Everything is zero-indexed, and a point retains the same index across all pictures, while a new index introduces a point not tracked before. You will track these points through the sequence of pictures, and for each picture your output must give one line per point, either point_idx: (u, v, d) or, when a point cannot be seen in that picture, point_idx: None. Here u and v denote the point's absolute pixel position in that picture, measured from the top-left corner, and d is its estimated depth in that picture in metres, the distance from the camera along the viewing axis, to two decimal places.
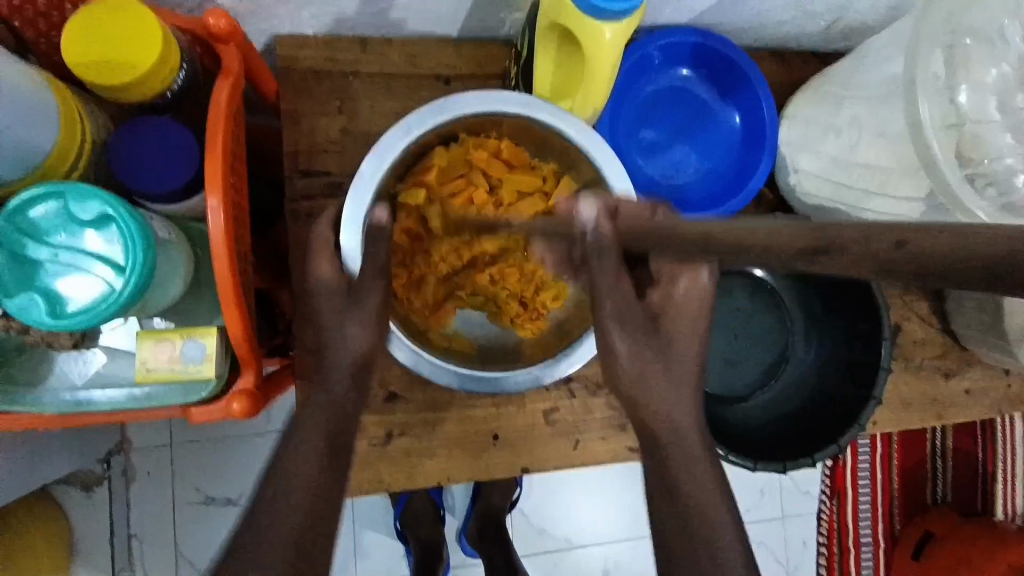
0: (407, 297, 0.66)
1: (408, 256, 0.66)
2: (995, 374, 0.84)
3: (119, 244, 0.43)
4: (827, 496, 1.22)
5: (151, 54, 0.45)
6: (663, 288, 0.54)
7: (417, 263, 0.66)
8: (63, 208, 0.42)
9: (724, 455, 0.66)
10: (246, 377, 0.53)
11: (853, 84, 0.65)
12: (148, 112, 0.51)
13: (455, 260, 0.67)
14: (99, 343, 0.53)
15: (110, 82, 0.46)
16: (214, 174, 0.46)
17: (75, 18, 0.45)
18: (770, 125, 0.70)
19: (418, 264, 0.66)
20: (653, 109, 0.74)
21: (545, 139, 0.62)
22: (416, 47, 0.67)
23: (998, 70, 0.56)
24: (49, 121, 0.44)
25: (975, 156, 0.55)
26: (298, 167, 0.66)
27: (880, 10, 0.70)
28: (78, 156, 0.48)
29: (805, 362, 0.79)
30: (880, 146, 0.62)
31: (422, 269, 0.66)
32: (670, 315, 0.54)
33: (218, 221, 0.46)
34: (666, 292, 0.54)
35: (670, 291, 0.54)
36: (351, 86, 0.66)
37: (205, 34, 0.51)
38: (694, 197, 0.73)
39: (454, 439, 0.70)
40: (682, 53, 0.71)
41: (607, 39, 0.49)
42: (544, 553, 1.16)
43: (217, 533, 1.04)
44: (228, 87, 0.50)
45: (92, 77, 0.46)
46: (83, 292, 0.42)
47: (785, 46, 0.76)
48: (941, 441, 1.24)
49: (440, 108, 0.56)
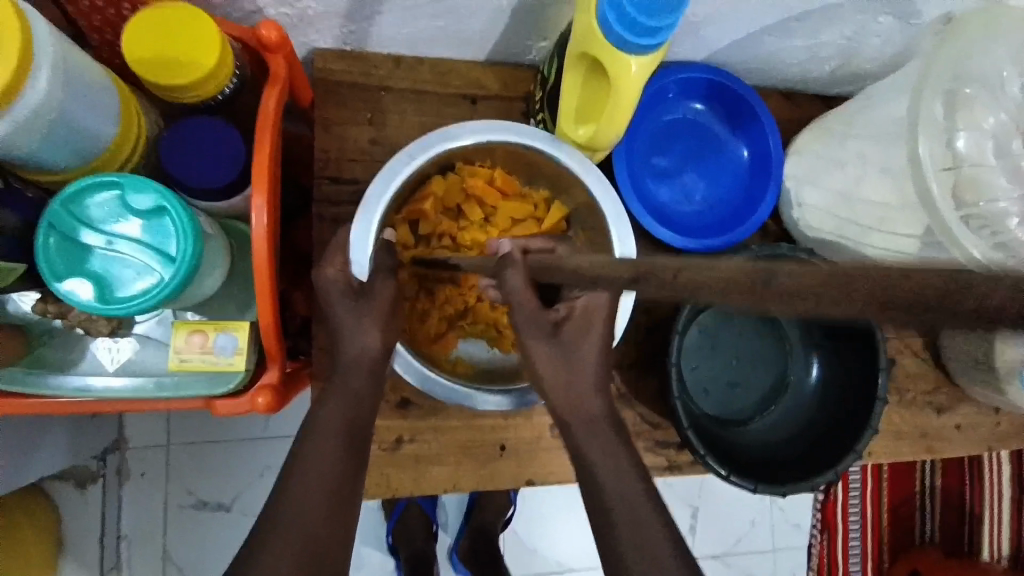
0: (412, 329, 0.68)
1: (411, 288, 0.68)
2: (985, 412, 0.86)
3: (170, 236, 0.45)
4: (818, 530, 1.23)
5: (209, 56, 0.48)
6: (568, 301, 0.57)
7: (420, 298, 0.69)
8: (120, 199, 0.45)
9: (724, 475, 0.67)
10: (270, 372, 0.54)
11: (858, 123, 0.69)
12: (195, 111, 0.54)
13: (451, 293, 0.69)
14: (133, 332, 0.55)
15: (159, 80, 0.49)
16: (261, 177, 0.49)
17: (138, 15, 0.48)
18: (777, 158, 0.74)
19: (418, 298, 0.68)
20: (666, 138, 0.77)
21: (543, 170, 0.67)
22: (446, 67, 0.71)
23: (997, 118, 0.60)
24: (109, 116, 0.48)
25: (969, 199, 0.59)
26: (327, 173, 0.68)
27: (882, 58, 0.75)
28: (131, 151, 0.51)
29: (804, 388, 0.81)
30: (882, 181, 0.66)
31: (426, 304, 0.69)
32: (573, 322, 0.56)
33: (261, 221, 0.48)
34: (570, 308, 0.57)
35: (573, 304, 0.56)
36: (382, 99, 0.69)
37: (256, 44, 0.54)
38: (702, 223, 0.76)
39: (461, 447, 0.72)
40: (697, 88, 0.75)
41: (634, 71, 0.53)
42: (535, 574, 1.15)
43: (206, 538, 1.02)
44: (275, 93, 0.53)
45: (143, 71, 0.48)
46: (133, 280, 0.45)
47: (792, 86, 0.80)
48: (929, 479, 1.26)
49: (448, 135, 0.61)
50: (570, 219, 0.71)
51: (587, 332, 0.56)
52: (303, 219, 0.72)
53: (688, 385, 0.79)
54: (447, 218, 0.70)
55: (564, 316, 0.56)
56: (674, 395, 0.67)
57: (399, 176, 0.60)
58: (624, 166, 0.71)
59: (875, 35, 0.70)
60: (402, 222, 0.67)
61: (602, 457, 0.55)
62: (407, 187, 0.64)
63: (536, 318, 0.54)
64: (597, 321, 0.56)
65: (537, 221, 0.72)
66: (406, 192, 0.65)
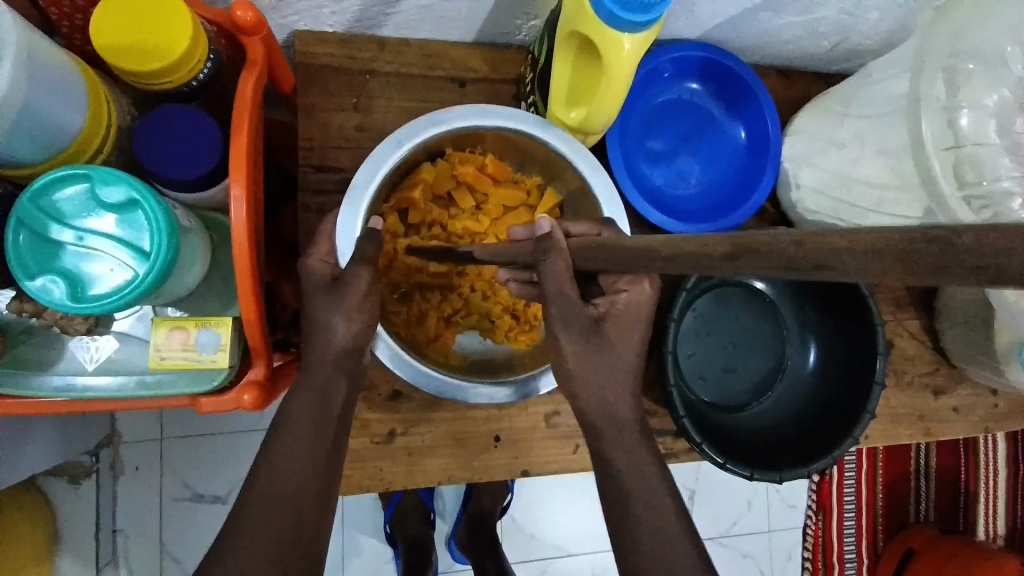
0: (410, 331, 0.67)
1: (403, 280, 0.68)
2: (981, 393, 0.85)
3: (144, 231, 0.43)
4: (813, 511, 1.23)
5: (180, 40, 0.46)
6: (607, 295, 0.55)
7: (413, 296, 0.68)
8: (91, 192, 0.43)
9: (721, 463, 0.66)
10: (256, 368, 0.53)
11: (856, 101, 0.68)
12: (169, 99, 0.51)
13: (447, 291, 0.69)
14: (111, 329, 0.54)
15: (124, 64, 0.46)
16: (238, 167, 0.47)
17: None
18: (773, 139, 0.72)
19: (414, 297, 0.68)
20: (659, 120, 0.75)
21: (533, 155, 0.65)
22: (433, 48, 0.68)
23: (998, 94, 0.57)
24: (77, 103, 0.46)
25: (970, 177, 0.57)
26: (312, 161, 0.66)
27: (882, 34, 0.73)
28: (104, 140, 0.49)
29: (802, 372, 0.80)
30: (877, 163, 0.65)
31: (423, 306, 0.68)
32: (613, 318, 0.54)
33: (240, 213, 0.47)
34: (610, 302, 0.55)
35: (613, 298, 0.55)
36: (367, 84, 0.67)
37: (231, 26, 0.52)
38: (697, 206, 0.75)
39: (454, 440, 0.71)
40: (693, 67, 0.72)
41: (626, 50, 0.51)
42: (532, 559, 1.15)
43: (201, 531, 1.01)
44: (252, 79, 0.51)
45: (104, 52, 0.46)
46: (108, 277, 0.43)
47: (789, 65, 0.78)
48: (924, 459, 1.26)
49: (432, 121, 0.59)
50: (563, 205, 0.70)
51: (596, 332, 0.53)
52: (288, 208, 0.70)
53: (684, 372, 0.78)
54: (438, 206, 0.68)
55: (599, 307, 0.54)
56: (670, 383, 0.66)
57: (384, 164, 0.59)
58: (617, 149, 0.69)
59: (875, 10, 0.68)
60: (391, 211, 0.65)
61: (597, 449, 0.54)
62: (393, 175, 0.62)
63: (578, 315, 0.52)
64: (592, 312, 0.55)
65: (530, 208, 0.70)
66: (393, 179, 0.63)
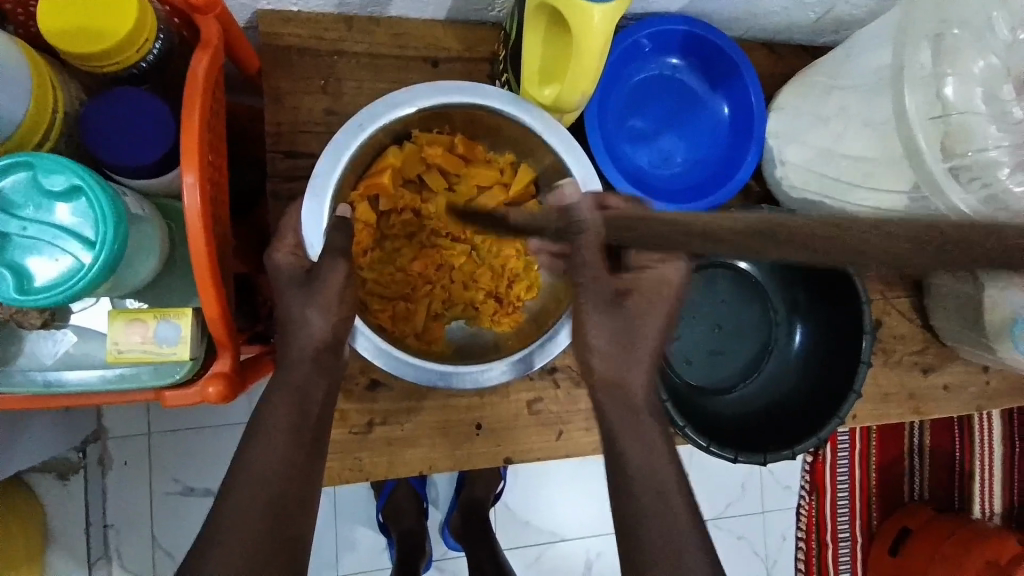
0: (395, 329, 0.65)
1: (383, 271, 0.65)
2: (973, 370, 0.84)
3: (90, 218, 0.42)
4: (807, 491, 1.23)
5: (125, 19, 0.44)
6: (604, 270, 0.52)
7: (394, 291, 0.66)
8: (33, 180, 0.41)
9: (705, 446, 0.65)
10: (222, 360, 0.51)
11: (840, 75, 0.65)
12: (120, 83, 0.49)
13: (431, 283, 0.67)
14: (69, 323, 0.52)
15: (134, 12, 0.44)
16: (189, 152, 0.45)
17: (42, 2, 0.43)
18: (758, 113, 0.69)
19: (398, 293, 0.66)
20: (640, 97, 0.73)
21: (507, 133, 0.63)
22: (402, 27, 0.66)
23: (986, 61, 0.55)
24: (18, 93, 0.44)
25: (958, 149, 0.57)
26: (280, 147, 0.64)
27: (870, 3, 0.70)
28: (48, 132, 0.47)
29: (787, 354, 0.79)
30: (866, 136, 0.63)
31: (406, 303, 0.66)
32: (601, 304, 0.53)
33: (194, 200, 0.45)
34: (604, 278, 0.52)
35: (618, 272, 0.52)
36: (336, 64, 0.65)
37: (183, 5, 0.50)
38: (680, 186, 0.73)
39: (435, 429, 0.70)
40: (672, 42, 0.70)
41: (595, 23, 0.49)
42: (526, 545, 1.15)
43: (192, 524, 1.00)
44: (206, 59, 0.48)
45: (115, 40, 0.44)
46: (52, 269, 0.41)
47: (775, 38, 0.76)
48: (918, 438, 1.25)
49: (397, 101, 0.57)
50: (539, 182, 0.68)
51: None
52: (258, 195, 0.68)
53: (669, 356, 0.77)
54: (410, 190, 0.67)
55: (625, 285, 0.53)
56: (653, 368, 0.65)
57: (348, 148, 0.57)
58: (594, 126, 0.66)
59: None
60: (361, 199, 0.63)
61: None
62: (361, 159, 0.60)
63: None
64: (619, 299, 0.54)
65: (506, 188, 0.68)
66: (358, 166, 0.61)
